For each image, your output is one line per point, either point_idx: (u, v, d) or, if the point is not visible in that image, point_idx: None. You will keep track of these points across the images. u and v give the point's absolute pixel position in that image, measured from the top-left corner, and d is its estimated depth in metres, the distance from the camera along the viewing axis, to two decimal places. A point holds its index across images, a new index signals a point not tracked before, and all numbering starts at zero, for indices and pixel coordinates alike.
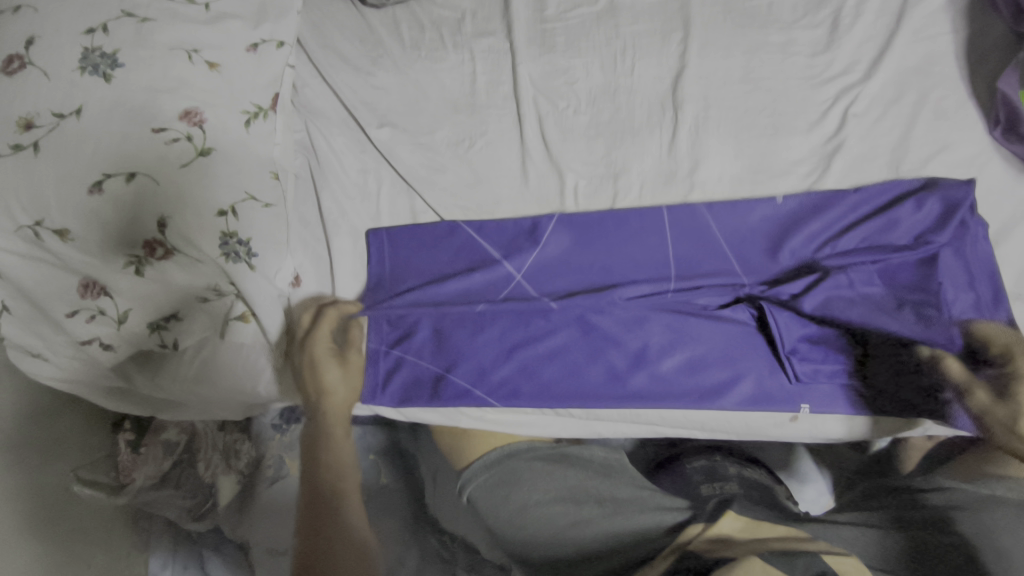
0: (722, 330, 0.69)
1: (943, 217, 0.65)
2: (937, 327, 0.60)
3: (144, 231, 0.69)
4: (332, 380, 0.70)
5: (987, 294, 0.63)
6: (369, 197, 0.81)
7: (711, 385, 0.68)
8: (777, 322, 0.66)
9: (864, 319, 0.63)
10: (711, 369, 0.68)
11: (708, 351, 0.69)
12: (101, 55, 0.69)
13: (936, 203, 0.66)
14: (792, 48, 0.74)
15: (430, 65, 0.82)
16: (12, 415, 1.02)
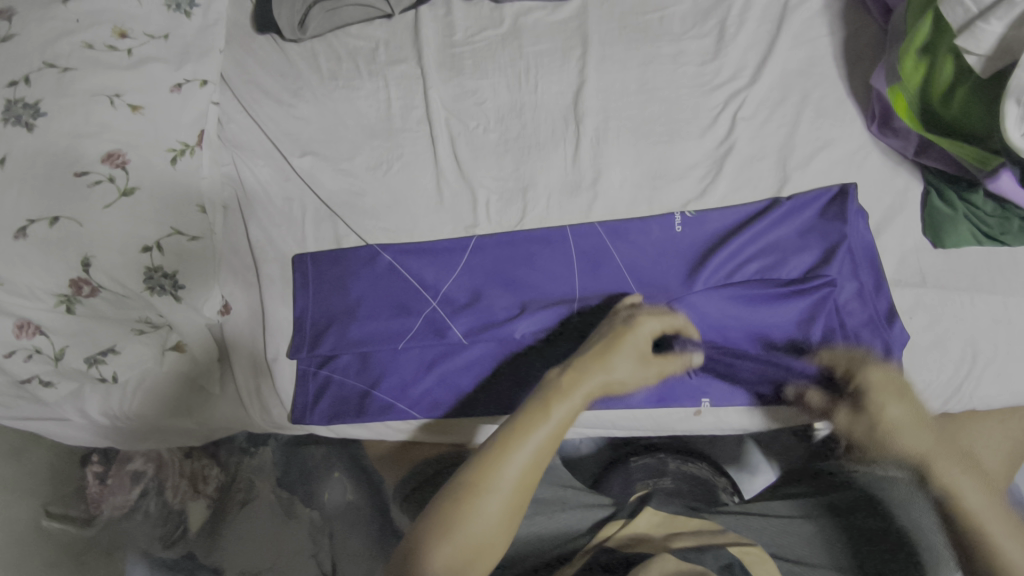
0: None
1: (829, 222, 0.69)
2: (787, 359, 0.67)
3: (69, 271, 0.72)
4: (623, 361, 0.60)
5: (869, 283, 0.67)
6: (294, 223, 0.84)
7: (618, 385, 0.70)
8: None
9: (735, 345, 0.68)
10: None
11: None
12: (23, 105, 0.73)
13: (816, 200, 0.70)
14: (682, 58, 0.77)
15: (348, 93, 0.86)
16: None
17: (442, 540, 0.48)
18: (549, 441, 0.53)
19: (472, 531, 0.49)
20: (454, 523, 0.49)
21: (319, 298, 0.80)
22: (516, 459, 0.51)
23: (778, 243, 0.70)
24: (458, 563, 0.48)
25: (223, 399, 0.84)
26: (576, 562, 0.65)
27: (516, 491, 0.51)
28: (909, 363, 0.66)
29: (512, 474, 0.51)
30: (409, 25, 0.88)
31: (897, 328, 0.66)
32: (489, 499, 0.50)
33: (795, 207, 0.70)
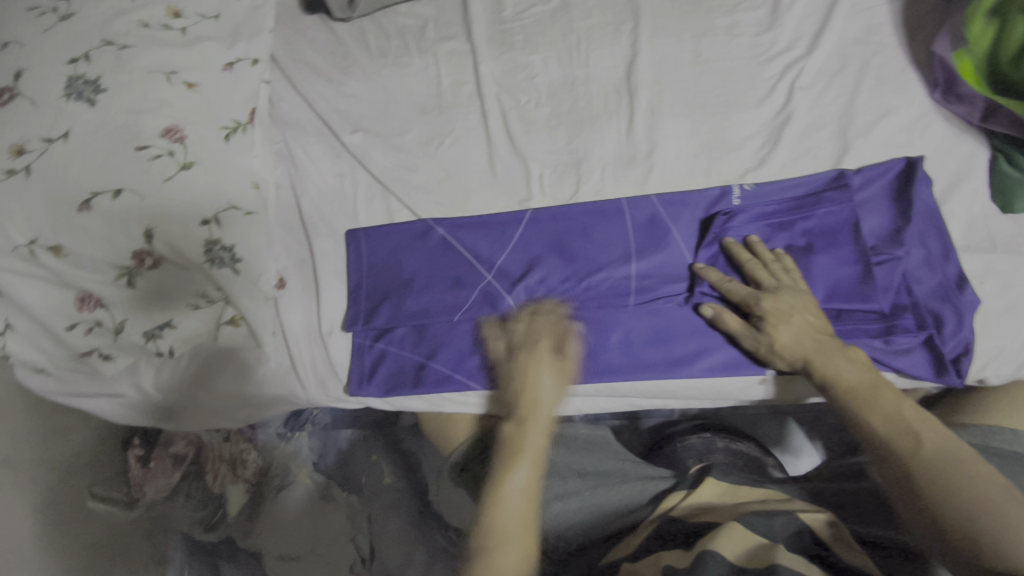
0: (677, 306, 0.72)
1: (897, 190, 0.68)
2: (848, 320, 0.66)
3: (132, 244, 0.73)
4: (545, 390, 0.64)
5: (936, 249, 0.67)
6: (346, 200, 0.84)
7: (680, 355, 0.71)
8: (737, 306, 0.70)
9: None
10: (679, 341, 0.71)
11: (677, 324, 0.72)
12: (84, 81, 0.73)
13: (876, 169, 0.69)
14: (736, 29, 0.77)
15: (397, 71, 0.86)
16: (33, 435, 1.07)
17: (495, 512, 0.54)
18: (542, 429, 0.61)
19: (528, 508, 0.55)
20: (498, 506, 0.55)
21: (374, 273, 0.81)
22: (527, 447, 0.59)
23: (845, 208, 0.68)
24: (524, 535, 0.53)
25: (274, 373, 0.83)
26: (643, 531, 0.65)
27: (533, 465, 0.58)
28: (984, 330, 0.65)
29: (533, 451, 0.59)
30: (457, 3, 0.89)
31: (968, 292, 0.65)
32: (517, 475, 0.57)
33: (862, 176, 0.69)
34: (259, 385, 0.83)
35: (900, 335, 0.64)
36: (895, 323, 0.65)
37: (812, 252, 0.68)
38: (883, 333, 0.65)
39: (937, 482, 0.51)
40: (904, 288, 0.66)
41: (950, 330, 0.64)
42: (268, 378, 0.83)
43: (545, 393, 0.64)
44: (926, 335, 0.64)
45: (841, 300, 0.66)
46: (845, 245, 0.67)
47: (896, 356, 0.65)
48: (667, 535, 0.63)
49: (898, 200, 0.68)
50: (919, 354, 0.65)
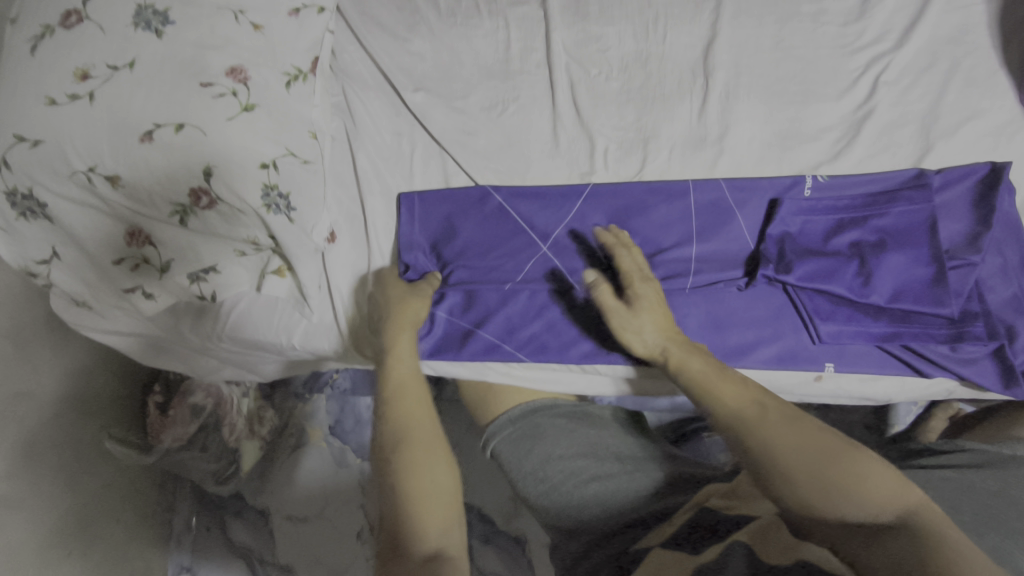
0: (742, 294, 0.70)
1: (978, 195, 0.67)
2: (918, 322, 0.65)
3: (190, 180, 0.71)
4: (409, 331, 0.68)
5: (1014, 259, 0.66)
6: (403, 159, 0.83)
7: (736, 345, 0.69)
8: (802, 296, 0.68)
9: (855, 312, 0.67)
10: (737, 329, 0.69)
11: (735, 312, 0.70)
12: (153, 11, 0.72)
13: (959, 171, 0.67)
14: (823, 17, 0.75)
15: (465, 31, 0.84)
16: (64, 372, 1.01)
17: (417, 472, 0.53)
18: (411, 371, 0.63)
19: (430, 461, 0.54)
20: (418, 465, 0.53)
21: (428, 234, 0.80)
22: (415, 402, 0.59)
23: (924, 208, 0.66)
24: (428, 483, 0.52)
25: (316, 327, 0.83)
26: (677, 520, 0.62)
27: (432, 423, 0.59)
28: None
29: (415, 403, 0.59)
30: None
31: None
32: (417, 425, 0.57)
33: (944, 177, 0.67)
34: (301, 338, 0.84)
35: (969, 342, 0.64)
36: (965, 330, 0.64)
37: (885, 249, 0.66)
38: (953, 338, 0.64)
39: (774, 456, 0.51)
40: (977, 294, 0.65)
41: (1022, 343, 0.64)
42: (309, 333, 0.84)
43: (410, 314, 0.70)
44: (997, 344, 0.64)
45: (913, 302, 0.65)
46: (922, 245, 0.66)
47: (961, 363, 0.66)
48: (702, 530, 0.58)
49: (978, 205, 0.67)
50: (985, 363, 0.66)
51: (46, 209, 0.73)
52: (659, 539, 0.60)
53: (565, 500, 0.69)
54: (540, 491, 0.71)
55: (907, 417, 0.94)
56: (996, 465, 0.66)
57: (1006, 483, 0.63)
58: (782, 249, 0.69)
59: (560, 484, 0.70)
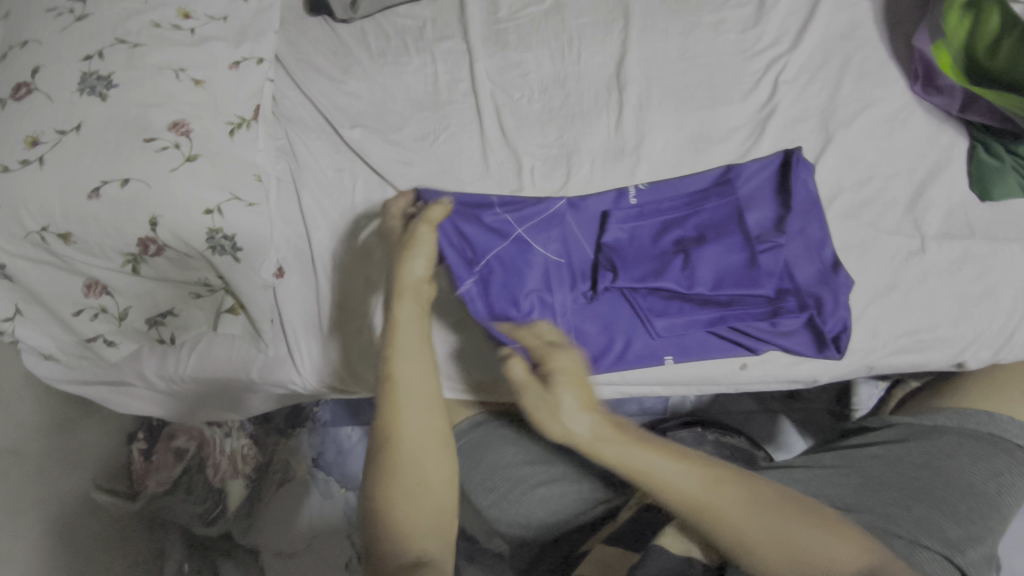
0: (581, 304, 0.72)
1: (779, 181, 0.72)
2: (738, 304, 0.69)
3: (137, 230, 0.75)
4: (416, 266, 0.64)
5: (818, 234, 0.70)
6: (345, 193, 0.87)
7: (592, 350, 0.71)
8: (637, 298, 0.70)
9: (681, 304, 0.70)
10: (590, 337, 0.71)
11: (587, 320, 0.71)
12: (97, 77, 0.77)
13: (754, 164, 0.72)
14: (723, 26, 0.80)
15: (395, 69, 0.89)
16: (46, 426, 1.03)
17: (396, 531, 0.52)
18: (428, 387, 0.57)
19: (427, 491, 0.54)
20: (395, 520, 0.53)
21: (373, 262, 0.84)
22: (411, 424, 0.55)
23: (731, 202, 0.71)
24: (431, 522, 0.54)
25: (273, 360, 0.86)
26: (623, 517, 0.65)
27: (434, 454, 0.55)
28: (959, 315, 0.67)
29: (419, 439, 0.55)
30: (454, 5, 0.92)
31: (842, 274, 0.68)
32: (412, 448, 0.55)
33: (745, 171, 0.72)
34: (259, 371, 0.87)
35: (784, 317, 0.68)
36: (780, 306, 0.68)
37: (703, 242, 0.70)
38: (768, 315, 0.68)
39: (739, 549, 0.50)
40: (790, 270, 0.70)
41: (830, 310, 0.67)
42: (269, 364, 0.86)
43: (414, 268, 0.64)
44: (808, 316, 0.68)
45: (724, 288, 0.69)
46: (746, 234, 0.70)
47: (779, 336, 0.69)
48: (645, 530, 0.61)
49: (780, 192, 0.71)
50: (801, 334, 0.69)
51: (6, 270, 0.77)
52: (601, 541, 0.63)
53: (514, 507, 0.71)
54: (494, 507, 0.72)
55: (869, 400, 1.05)
56: (919, 436, 0.67)
57: (931, 454, 0.64)
58: (614, 257, 0.71)
59: (508, 492, 0.72)
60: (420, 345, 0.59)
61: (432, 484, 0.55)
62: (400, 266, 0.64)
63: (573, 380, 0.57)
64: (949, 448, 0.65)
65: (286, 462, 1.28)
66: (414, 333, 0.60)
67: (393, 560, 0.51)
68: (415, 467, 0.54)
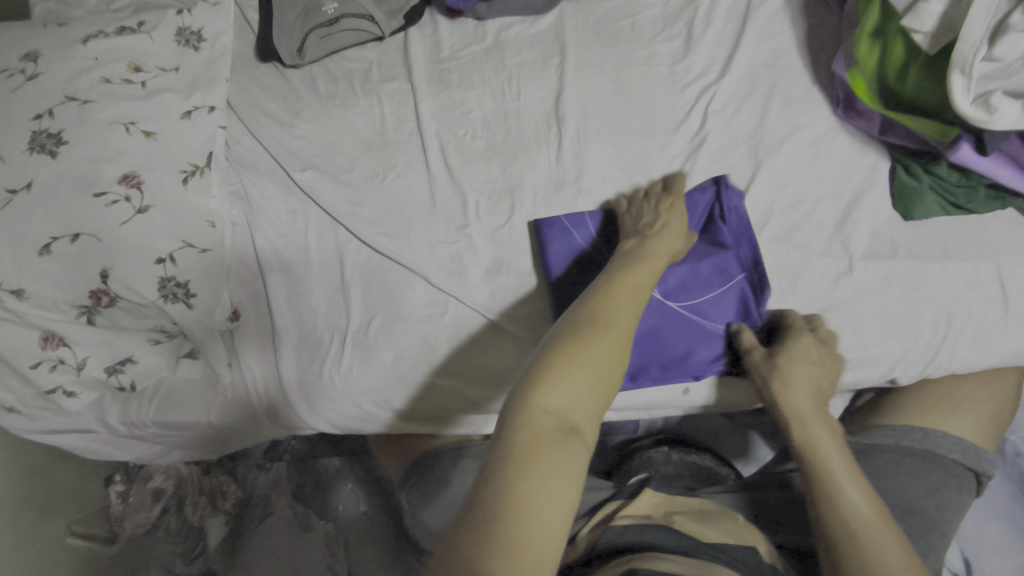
0: None
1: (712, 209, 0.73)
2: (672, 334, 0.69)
3: (89, 283, 0.77)
4: (669, 234, 0.68)
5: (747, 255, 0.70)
6: (298, 235, 0.88)
7: None
8: None
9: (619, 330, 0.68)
10: None
11: None
12: (47, 135, 0.79)
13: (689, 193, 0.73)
14: (655, 59, 0.83)
15: (344, 111, 0.92)
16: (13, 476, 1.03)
17: (549, 389, 0.51)
18: (634, 302, 0.59)
19: (591, 366, 0.52)
20: (553, 379, 0.51)
21: (327, 301, 0.85)
22: (611, 323, 0.56)
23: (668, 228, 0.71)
24: (583, 402, 0.51)
25: (232, 403, 0.86)
26: (583, 539, 0.69)
27: (620, 349, 0.55)
28: (887, 333, 0.68)
29: (619, 323, 0.57)
30: (399, 47, 0.95)
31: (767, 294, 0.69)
32: (606, 338, 0.55)
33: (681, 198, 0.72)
34: (218, 415, 0.87)
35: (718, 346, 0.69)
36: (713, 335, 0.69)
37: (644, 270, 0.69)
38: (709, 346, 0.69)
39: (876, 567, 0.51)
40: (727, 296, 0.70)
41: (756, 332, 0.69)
42: (229, 408, 0.87)
43: (670, 237, 0.68)
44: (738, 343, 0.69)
45: (657, 317, 0.69)
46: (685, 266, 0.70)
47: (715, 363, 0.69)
48: (615, 549, 0.64)
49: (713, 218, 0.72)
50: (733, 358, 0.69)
51: None
52: (564, 563, 0.67)
53: None
54: None
55: None
56: (859, 455, 0.68)
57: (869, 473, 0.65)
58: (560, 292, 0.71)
59: None
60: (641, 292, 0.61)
61: (605, 376, 0.53)
62: (667, 225, 0.69)
63: (806, 356, 0.65)
64: (886, 467, 0.66)
65: (265, 498, 1.27)
66: (655, 260, 0.64)
67: (536, 419, 0.49)
68: (596, 351, 0.54)
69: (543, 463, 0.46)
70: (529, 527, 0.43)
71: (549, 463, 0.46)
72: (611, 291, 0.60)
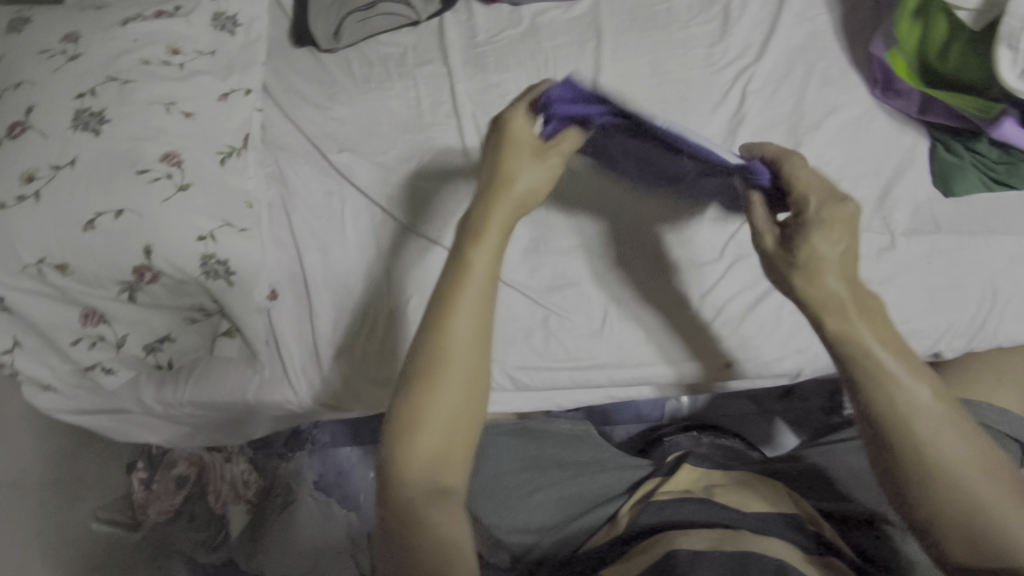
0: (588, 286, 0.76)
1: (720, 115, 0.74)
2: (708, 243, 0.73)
3: (132, 259, 0.77)
4: (520, 167, 0.60)
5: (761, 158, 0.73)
6: (334, 215, 0.89)
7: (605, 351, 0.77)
8: None
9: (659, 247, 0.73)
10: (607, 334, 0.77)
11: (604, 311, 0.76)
12: (90, 114, 0.80)
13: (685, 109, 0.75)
14: (691, 41, 0.84)
15: (379, 94, 0.93)
16: (40, 460, 1.02)
17: (410, 443, 0.50)
18: (475, 311, 0.53)
19: (442, 412, 0.51)
20: (411, 432, 0.51)
21: (364, 280, 0.86)
22: (455, 338, 0.52)
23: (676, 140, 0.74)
24: (444, 447, 0.51)
25: (269, 382, 0.87)
26: (622, 520, 0.68)
27: (471, 373, 0.52)
28: (930, 305, 0.69)
29: (457, 351, 0.52)
30: (434, 32, 0.96)
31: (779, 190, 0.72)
32: (446, 372, 0.52)
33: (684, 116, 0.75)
34: (256, 393, 0.87)
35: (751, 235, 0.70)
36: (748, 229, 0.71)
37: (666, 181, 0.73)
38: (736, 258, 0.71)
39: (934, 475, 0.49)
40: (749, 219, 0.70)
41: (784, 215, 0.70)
42: (264, 386, 0.87)
43: (535, 174, 0.60)
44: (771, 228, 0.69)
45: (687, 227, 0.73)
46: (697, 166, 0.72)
47: None
48: (653, 527, 0.63)
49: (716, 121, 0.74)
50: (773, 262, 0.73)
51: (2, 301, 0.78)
52: (605, 540, 0.67)
53: (513, 514, 0.74)
54: (497, 521, 0.73)
55: None
56: None
57: None
58: None
59: (506, 499, 0.75)
60: (489, 277, 0.55)
61: (446, 411, 0.51)
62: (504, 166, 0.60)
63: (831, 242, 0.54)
64: None
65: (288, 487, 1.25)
66: (478, 252, 0.55)
67: (402, 480, 0.49)
68: (433, 389, 0.51)
69: (423, 524, 0.48)
70: (438, 552, 0.47)
71: (431, 525, 0.48)
72: (458, 289, 0.54)
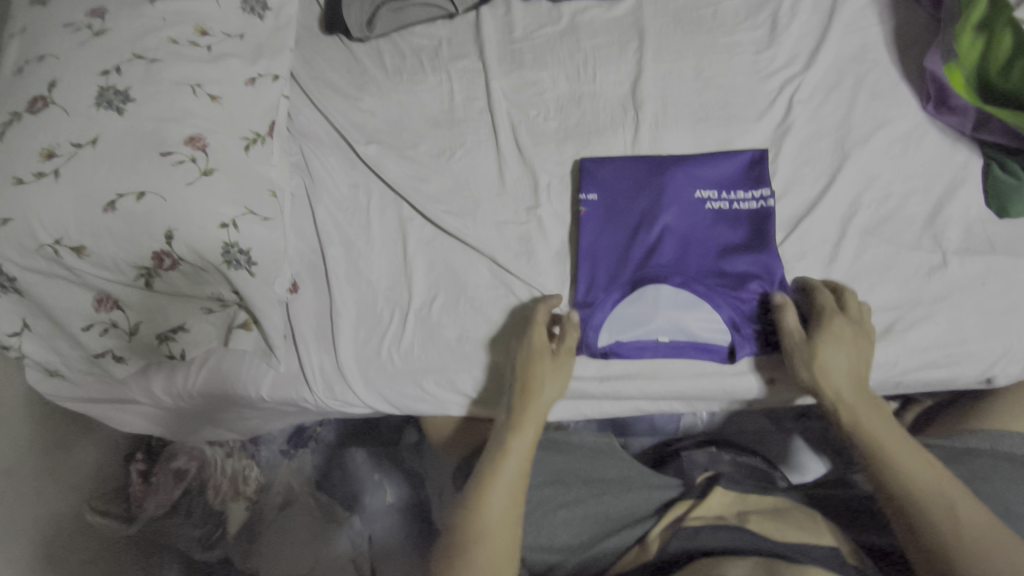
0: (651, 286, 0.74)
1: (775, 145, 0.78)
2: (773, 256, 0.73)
3: (153, 243, 0.74)
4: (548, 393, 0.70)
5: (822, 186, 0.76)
6: (361, 209, 0.86)
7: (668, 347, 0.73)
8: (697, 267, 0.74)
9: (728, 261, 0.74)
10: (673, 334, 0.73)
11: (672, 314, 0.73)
12: (114, 91, 0.77)
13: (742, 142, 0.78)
14: (736, 48, 0.83)
15: (411, 87, 0.90)
16: (30, 452, 0.97)
17: None
18: (508, 493, 0.64)
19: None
20: None
21: (388, 277, 0.83)
22: (485, 528, 0.62)
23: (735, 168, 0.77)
24: None
25: (284, 377, 0.83)
26: (651, 548, 0.65)
27: (504, 529, 0.62)
28: (985, 328, 0.69)
29: (492, 518, 0.62)
30: (470, 25, 0.93)
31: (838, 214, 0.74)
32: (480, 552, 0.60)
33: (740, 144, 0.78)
34: (268, 389, 0.84)
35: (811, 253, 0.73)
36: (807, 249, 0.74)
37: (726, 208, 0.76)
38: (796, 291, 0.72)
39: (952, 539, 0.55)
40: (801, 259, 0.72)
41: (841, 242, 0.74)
42: (277, 384, 0.84)
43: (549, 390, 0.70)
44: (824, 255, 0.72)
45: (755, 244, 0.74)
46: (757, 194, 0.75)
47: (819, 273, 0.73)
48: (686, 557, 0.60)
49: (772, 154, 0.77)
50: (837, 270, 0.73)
51: (15, 282, 0.76)
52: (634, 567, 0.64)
53: (536, 533, 0.71)
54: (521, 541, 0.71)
55: None
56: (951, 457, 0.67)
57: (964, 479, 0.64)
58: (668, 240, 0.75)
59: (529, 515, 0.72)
60: (518, 486, 0.64)
61: (485, 572, 0.59)
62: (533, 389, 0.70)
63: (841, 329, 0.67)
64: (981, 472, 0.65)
65: (288, 486, 1.19)
66: (505, 466, 0.65)
67: None
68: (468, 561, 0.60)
69: None
70: None
71: None
72: (487, 484, 0.64)
